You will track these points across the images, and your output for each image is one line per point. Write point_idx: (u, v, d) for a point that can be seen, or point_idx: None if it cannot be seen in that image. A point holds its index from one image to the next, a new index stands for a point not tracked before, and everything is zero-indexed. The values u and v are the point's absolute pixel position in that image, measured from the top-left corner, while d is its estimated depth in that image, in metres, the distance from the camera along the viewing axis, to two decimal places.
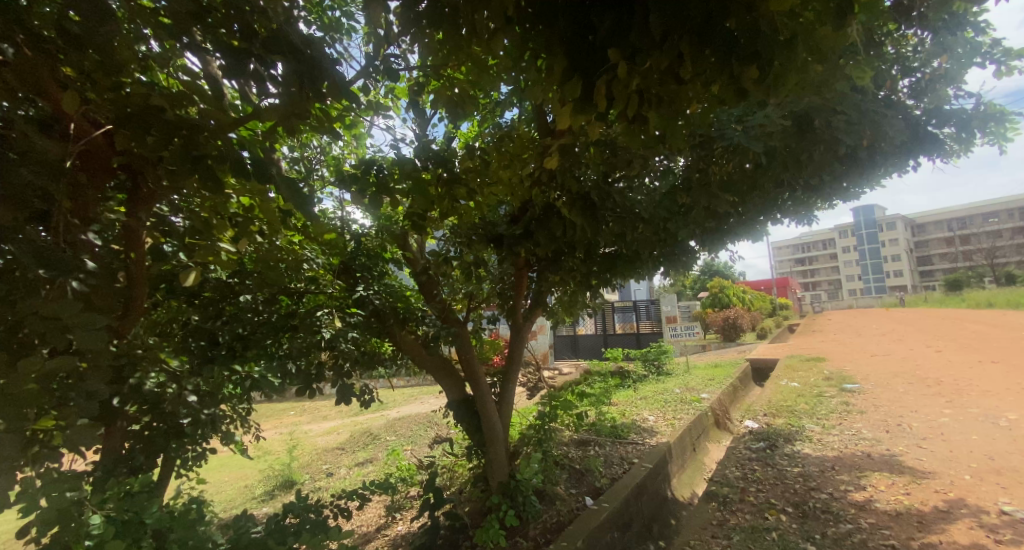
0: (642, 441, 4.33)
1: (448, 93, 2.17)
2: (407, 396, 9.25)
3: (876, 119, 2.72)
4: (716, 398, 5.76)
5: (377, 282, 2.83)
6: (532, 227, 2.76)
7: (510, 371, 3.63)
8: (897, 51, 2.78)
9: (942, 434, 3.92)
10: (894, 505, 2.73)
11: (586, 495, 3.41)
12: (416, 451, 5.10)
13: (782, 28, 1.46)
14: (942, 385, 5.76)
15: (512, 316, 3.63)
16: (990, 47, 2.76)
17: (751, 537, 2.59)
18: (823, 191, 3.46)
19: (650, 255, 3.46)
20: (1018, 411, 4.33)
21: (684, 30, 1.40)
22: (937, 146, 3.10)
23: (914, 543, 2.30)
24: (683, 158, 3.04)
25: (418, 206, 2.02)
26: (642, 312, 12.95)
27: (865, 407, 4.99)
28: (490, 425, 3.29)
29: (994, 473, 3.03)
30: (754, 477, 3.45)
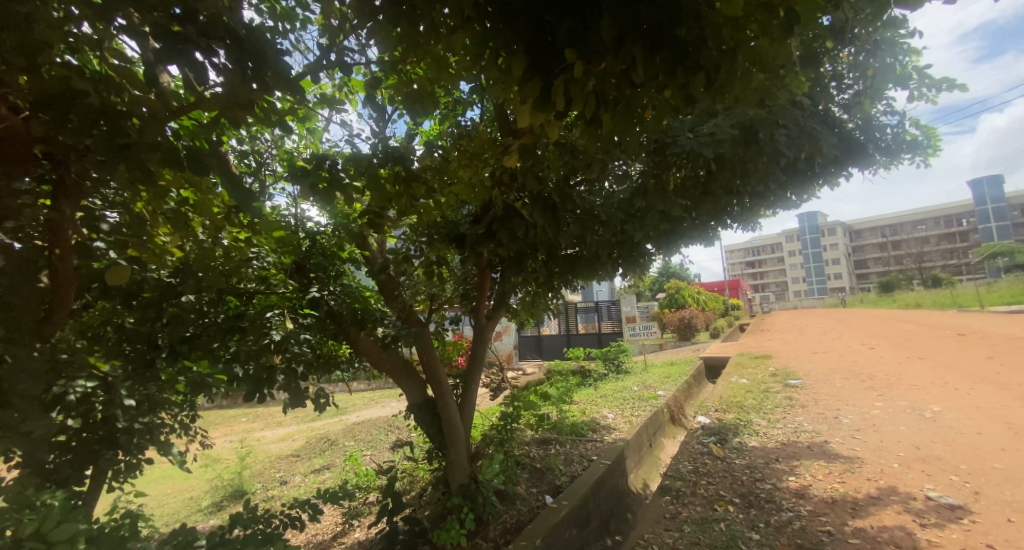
0: (601, 438, 4.42)
1: (407, 89, 2.12)
2: (367, 400, 9.03)
3: (814, 133, 2.91)
4: (672, 395, 5.96)
5: (331, 283, 2.82)
6: (493, 227, 2.77)
7: (472, 372, 3.62)
8: (833, 69, 2.99)
9: (874, 425, 4.24)
10: (830, 492, 2.92)
11: (545, 494, 3.44)
12: (376, 456, 4.98)
13: (727, 39, 1.53)
14: (875, 380, 6.22)
15: (475, 317, 3.64)
16: (913, 69, 3.01)
17: (701, 529, 2.69)
18: (769, 199, 3.67)
19: (610, 257, 3.55)
20: (939, 403, 4.74)
21: (638, 35, 1.44)
22: (867, 159, 3.36)
23: (847, 528, 2.46)
24: (639, 163, 3.16)
25: (374, 204, 1.96)
26: (603, 312, 13.27)
27: (807, 401, 5.32)
28: (452, 426, 3.27)
29: (917, 460, 3.29)
30: (705, 470, 3.59)
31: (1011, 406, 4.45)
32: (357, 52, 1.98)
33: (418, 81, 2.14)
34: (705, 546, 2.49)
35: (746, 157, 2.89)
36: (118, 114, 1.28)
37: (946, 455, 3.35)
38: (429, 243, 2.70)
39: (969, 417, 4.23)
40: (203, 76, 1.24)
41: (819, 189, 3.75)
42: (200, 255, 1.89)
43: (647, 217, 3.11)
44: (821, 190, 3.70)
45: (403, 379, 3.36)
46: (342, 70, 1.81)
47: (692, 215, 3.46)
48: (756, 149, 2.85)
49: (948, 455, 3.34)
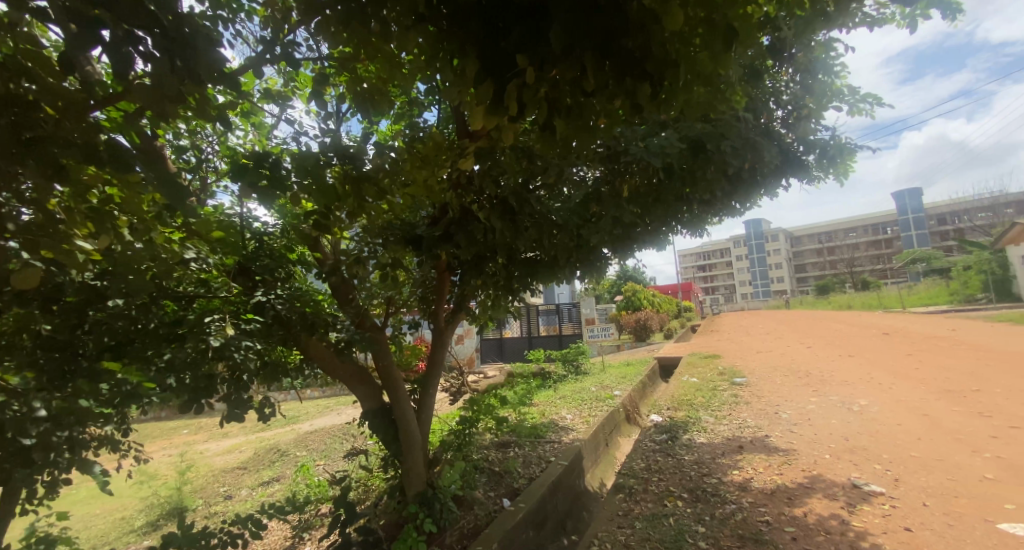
0: (559, 440, 4.47)
1: (357, 88, 2.07)
2: (321, 407, 8.70)
3: (756, 145, 3.08)
4: (628, 395, 6.13)
5: (279, 286, 2.70)
6: (451, 230, 2.74)
7: (431, 377, 3.56)
8: (773, 86, 3.18)
9: (809, 419, 4.54)
10: (769, 483, 3.09)
11: (503, 498, 3.45)
12: (329, 466, 4.80)
13: (673, 52, 1.59)
14: (811, 376, 6.67)
15: (433, 321, 3.58)
16: (843, 89, 3.26)
17: (651, 524, 2.77)
18: (715, 207, 3.86)
19: (567, 261, 3.61)
20: (865, 397, 5.14)
21: (586, 43, 1.48)
22: (803, 171, 3.60)
23: (784, 517, 2.62)
24: (596, 170, 3.24)
25: (321, 206, 1.88)
26: (564, 314, 13.48)
27: (752, 398, 5.61)
28: (408, 432, 3.19)
29: (846, 451, 3.56)
30: (657, 467, 3.71)
31: (926, 399, 4.90)
32: (305, 48, 1.92)
33: (370, 78, 2.07)
34: (655, 541, 2.57)
35: (694, 166, 3.03)
36: (28, 103, 1.18)
37: (871, 445, 3.64)
38: (383, 246, 2.61)
39: (891, 409, 4.62)
40: (126, 65, 1.15)
41: (761, 197, 3.98)
42: (126, 258, 1.74)
43: (602, 221, 3.19)
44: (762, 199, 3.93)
45: (357, 385, 3.23)
46: (289, 64, 1.74)
47: (645, 221, 3.58)
48: (704, 158, 2.98)
49: (872, 445, 3.63)
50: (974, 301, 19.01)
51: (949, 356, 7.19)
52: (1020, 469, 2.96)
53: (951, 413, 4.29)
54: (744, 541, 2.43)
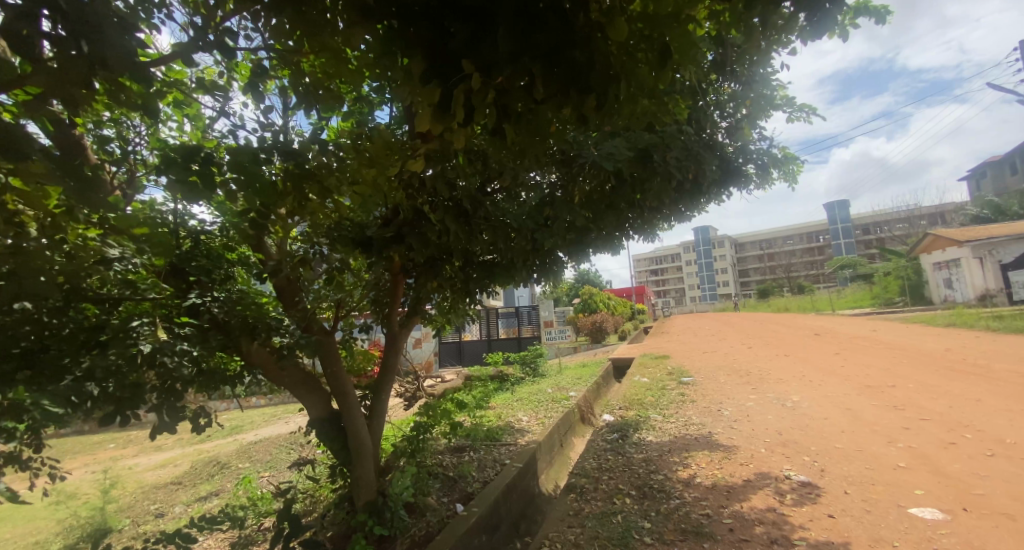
0: (514, 442, 4.48)
1: (300, 82, 1.99)
2: (268, 416, 8.28)
3: (699, 157, 3.25)
4: (583, 396, 6.24)
5: (217, 288, 2.53)
6: (404, 231, 2.68)
7: (383, 382, 3.46)
8: (718, 98, 3.35)
9: (748, 415, 4.80)
10: (711, 478, 3.24)
11: (457, 503, 3.41)
12: (274, 477, 4.56)
13: (617, 64, 1.64)
14: (751, 375, 7.08)
15: (386, 325, 3.48)
16: (780, 103, 3.48)
17: (601, 523, 2.83)
18: (663, 213, 4.01)
19: (524, 265, 3.63)
20: (798, 394, 5.51)
21: (533, 52, 1.50)
22: (744, 180, 3.81)
23: (723, 510, 2.75)
24: (551, 175, 3.29)
25: (258, 205, 1.79)
26: (522, 317, 13.60)
27: (698, 396, 5.87)
28: (359, 441, 3.09)
29: (780, 445, 3.78)
30: (608, 466, 3.80)
31: (850, 394, 5.31)
32: (242, 37, 1.82)
33: (314, 73, 2.00)
34: (602, 539, 2.63)
35: (644, 174, 3.14)
36: None
37: (801, 439, 3.90)
38: (331, 247, 2.50)
39: (819, 404, 4.98)
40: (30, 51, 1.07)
41: (707, 205, 4.18)
42: (32, 257, 1.59)
43: (556, 226, 3.23)
44: (707, 206, 4.13)
45: (304, 392, 3.08)
46: (224, 53, 1.64)
47: (598, 227, 3.66)
48: (652, 169, 3.12)
49: (802, 438, 3.89)
50: (891, 303, 20.94)
51: (870, 354, 7.88)
52: (926, 457, 3.27)
53: (870, 407, 4.68)
54: (686, 534, 2.53)
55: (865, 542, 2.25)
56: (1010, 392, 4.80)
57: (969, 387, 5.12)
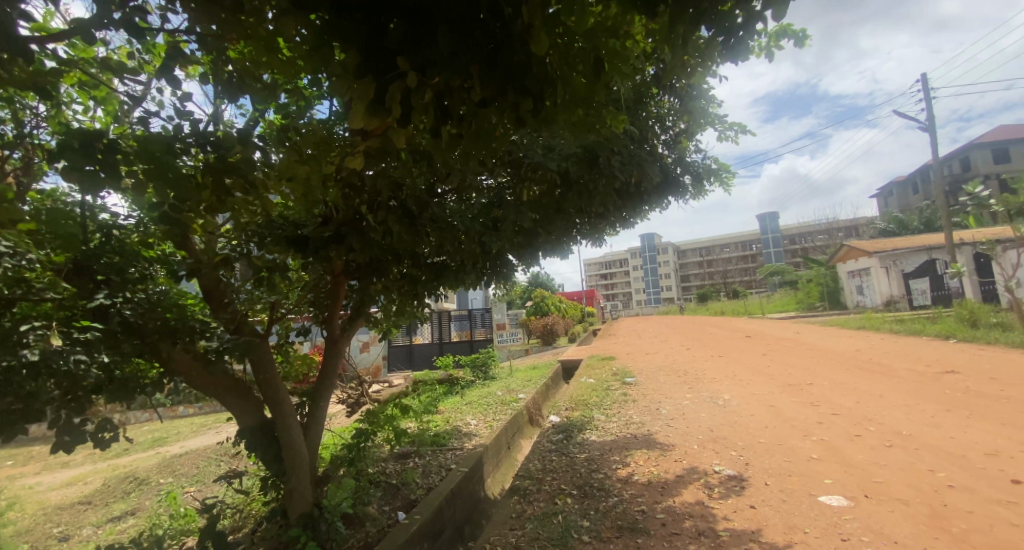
0: (460, 447, 4.43)
1: (224, 70, 1.86)
2: (196, 427, 7.68)
3: (641, 164, 3.38)
4: (532, 398, 6.29)
5: (131, 289, 2.28)
6: (344, 230, 2.56)
7: (322, 387, 3.29)
8: (658, 111, 3.52)
9: (684, 413, 5.04)
10: (647, 476, 3.36)
11: (398, 511, 3.30)
12: (199, 493, 4.24)
13: (551, 72, 1.66)
14: (689, 375, 7.46)
15: (326, 328, 3.32)
16: (714, 118, 3.71)
17: (541, 523, 2.86)
18: (608, 218, 4.15)
19: (473, 268, 3.59)
20: (729, 392, 5.86)
21: (472, 53, 1.48)
22: (681, 189, 4.02)
23: (657, 505, 2.86)
24: (499, 178, 3.29)
25: (173, 199, 1.65)
26: (475, 320, 13.58)
27: (640, 396, 6.09)
28: (294, 450, 2.93)
29: (711, 441, 4.00)
30: (552, 466, 3.85)
31: (774, 392, 5.72)
32: (157, 17, 1.68)
33: (241, 61, 1.88)
34: (542, 540, 2.65)
35: (589, 179, 3.23)
36: None
37: (729, 434, 4.14)
38: (262, 245, 2.34)
39: (748, 402, 5.33)
40: None
41: (648, 212, 4.37)
42: None
43: (504, 228, 3.24)
44: (648, 213, 4.31)
45: (232, 400, 2.86)
46: (133, 33, 1.51)
47: (546, 231, 3.70)
48: (597, 172, 3.21)
49: (731, 434, 4.13)
50: (814, 308, 22.86)
51: (793, 355, 8.55)
52: (835, 449, 3.57)
53: (791, 403, 5.07)
54: (622, 531, 2.60)
55: (780, 530, 2.42)
56: (907, 388, 5.37)
57: (874, 384, 5.68)
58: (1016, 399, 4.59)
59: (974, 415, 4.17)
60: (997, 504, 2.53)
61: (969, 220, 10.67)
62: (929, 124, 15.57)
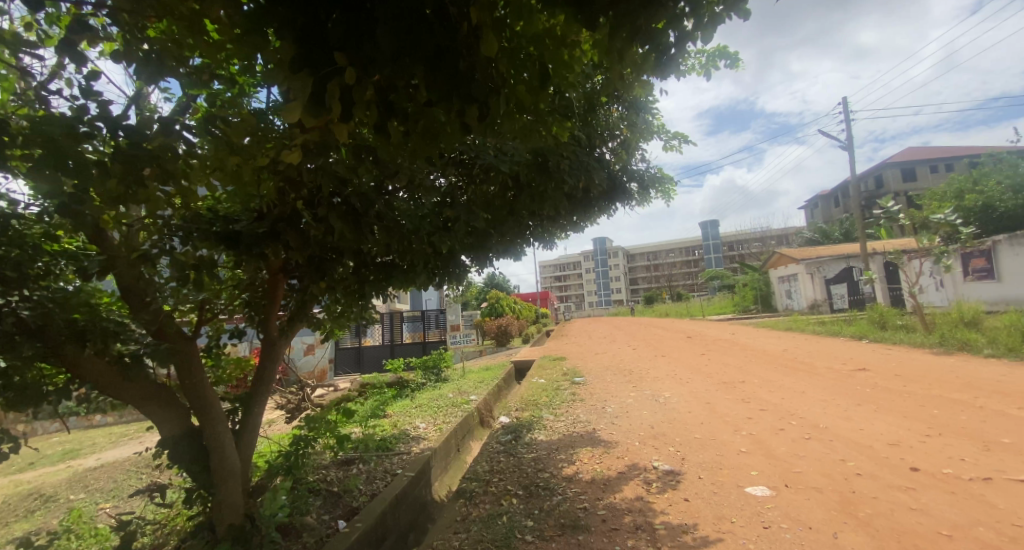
0: (407, 451, 4.34)
1: (144, 51, 1.70)
2: (114, 437, 7.01)
3: (590, 169, 3.48)
4: (482, 399, 6.29)
5: (30, 286, 2.03)
6: (281, 226, 2.41)
7: (257, 393, 3.08)
8: (606, 119, 3.63)
9: (628, 411, 5.22)
10: (591, 473, 3.45)
11: (339, 519, 3.15)
12: (115, 509, 3.87)
13: (497, 79, 1.65)
14: (634, 374, 7.74)
15: (263, 330, 3.14)
16: (657, 128, 3.89)
17: (486, 525, 2.86)
18: (560, 221, 4.22)
19: (424, 268, 3.52)
20: (670, 390, 6.13)
21: (416, 53, 1.45)
22: (627, 195, 4.17)
23: (599, 502, 2.94)
24: (450, 178, 3.25)
25: (78, 187, 1.49)
26: (427, 320, 13.37)
27: (588, 395, 6.25)
28: (224, 459, 2.72)
29: (652, 437, 4.16)
30: (499, 468, 3.86)
31: (711, 389, 6.05)
32: None
33: (161, 41, 1.72)
34: (486, 542, 2.64)
35: (540, 182, 3.27)
36: None
37: (668, 431, 4.33)
38: (188, 239, 2.17)
39: (686, 399, 5.60)
40: None
41: (597, 216, 4.49)
42: None
43: (455, 228, 3.20)
44: (597, 217, 4.43)
45: (153, 408, 2.59)
46: (31, 2, 1.35)
47: (498, 232, 3.71)
48: (548, 175, 3.26)
49: (670, 430, 4.32)
50: (751, 310, 24.45)
51: (729, 354, 9.11)
52: (762, 442, 3.83)
53: (725, 400, 5.39)
54: (564, 529, 2.65)
55: (710, 521, 2.56)
56: (826, 384, 5.86)
57: (798, 381, 6.16)
58: (915, 393, 5.13)
59: (880, 408, 4.62)
60: (898, 490, 2.81)
61: (880, 232, 11.85)
62: (849, 144, 17.13)
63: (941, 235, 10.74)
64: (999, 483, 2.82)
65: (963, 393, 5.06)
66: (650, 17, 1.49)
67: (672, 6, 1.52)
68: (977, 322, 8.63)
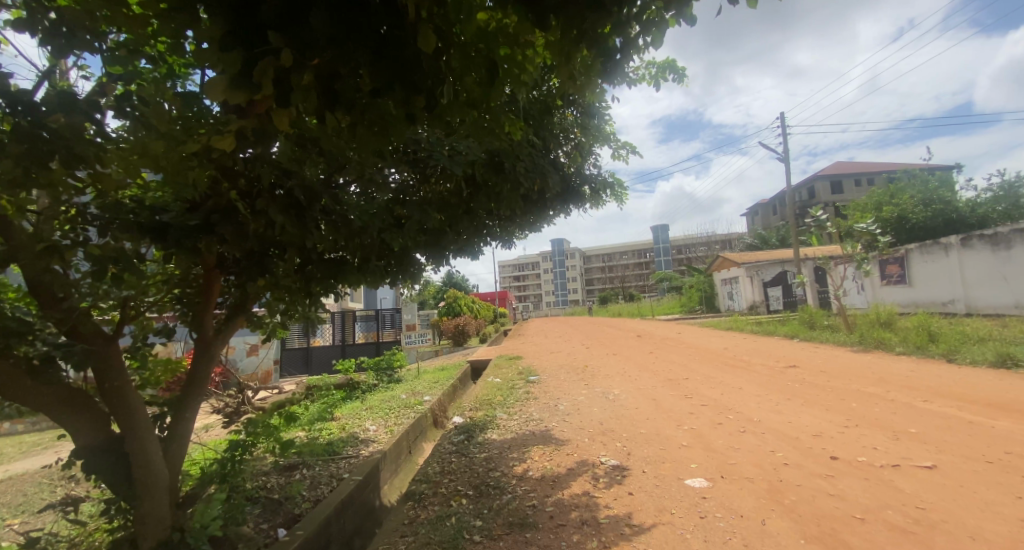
0: (356, 455, 4.21)
1: (48, 19, 1.53)
2: (21, 448, 6.30)
3: (544, 171, 3.52)
4: (436, 399, 6.22)
5: None
6: (215, 218, 2.24)
7: (189, 397, 2.84)
8: (561, 122, 3.69)
9: (579, 409, 5.34)
10: (541, 471, 3.49)
11: (279, 527, 3.00)
12: (19, 527, 3.49)
13: (444, 71, 1.61)
14: (587, 372, 7.93)
15: (197, 329, 2.92)
16: (609, 134, 4.00)
17: (434, 527, 2.82)
18: (517, 222, 4.24)
19: (376, 266, 3.42)
20: (620, 388, 6.33)
21: (357, 40, 1.40)
22: (580, 198, 4.26)
23: (547, 499, 2.98)
24: (403, 174, 3.18)
25: None
26: (382, 319, 13.04)
27: (541, 393, 6.33)
28: (150, 469, 2.47)
29: (600, 433, 4.28)
30: (450, 468, 3.82)
31: (658, 386, 6.30)
32: None
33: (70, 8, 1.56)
34: (433, 543, 2.61)
35: (494, 182, 3.26)
36: None
37: (616, 427, 4.47)
38: (106, 230, 1.98)
39: (635, 396, 5.81)
40: None
41: (552, 217, 4.55)
42: None
43: (407, 226, 3.12)
44: (551, 218, 4.50)
45: (65, 415, 2.33)
46: None
47: (453, 230, 3.67)
48: (503, 177, 3.26)
49: (618, 426, 4.47)
50: (697, 311, 25.72)
51: (675, 353, 9.53)
52: (702, 436, 4.03)
53: (670, 396, 5.63)
54: (512, 527, 2.67)
55: (651, 513, 2.66)
56: (761, 380, 6.26)
57: (737, 377, 6.54)
58: (837, 388, 5.60)
59: (807, 402, 5.01)
60: (819, 477, 3.05)
61: (811, 239, 12.84)
62: (786, 157, 18.42)
63: (862, 243, 11.78)
64: (904, 469, 3.14)
65: (877, 387, 5.58)
66: (596, 23, 1.54)
67: (617, 14, 1.58)
68: (891, 323, 9.53)
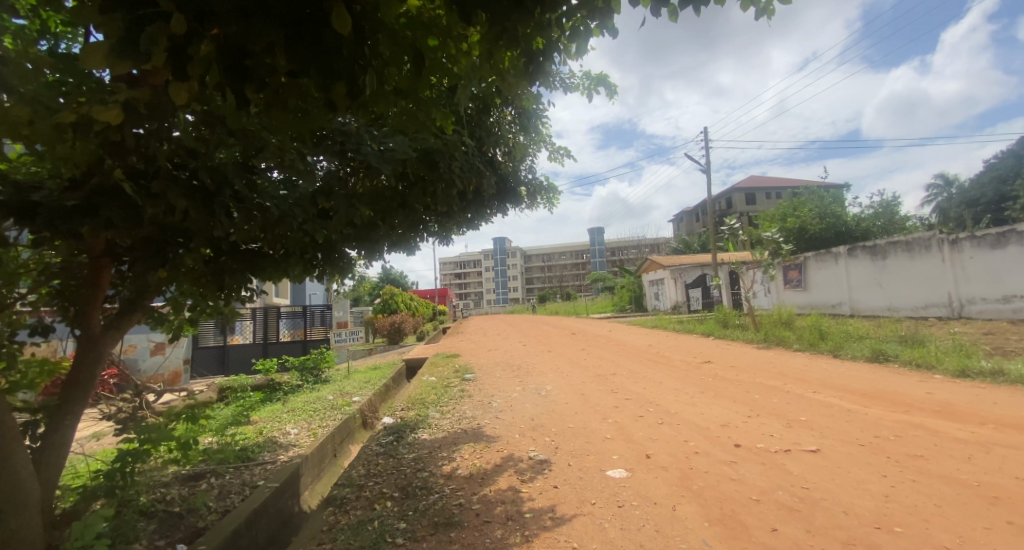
0: (272, 460, 3.95)
1: None
2: None
3: (479, 170, 3.52)
4: (365, 400, 5.99)
5: None
6: (101, 200, 1.97)
7: (70, 402, 2.47)
8: (496, 121, 3.69)
9: (511, 405, 5.40)
10: (469, 469, 3.49)
11: (178, 543, 2.71)
12: None
13: (366, 58, 1.54)
14: (521, 369, 8.04)
15: (80, 325, 2.57)
16: (543, 137, 4.09)
17: (354, 532, 2.72)
18: (453, 220, 4.19)
19: (299, 259, 3.22)
20: (552, 384, 6.49)
21: (267, 16, 1.29)
22: (515, 198, 4.30)
23: (473, 497, 2.98)
24: (329, 163, 3.01)
25: None
26: (310, 317, 12.34)
27: (475, 392, 6.33)
28: (16, 485, 2.12)
29: (530, 429, 4.36)
30: (376, 470, 3.70)
31: (588, 382, 6.54)
32: None
33: None
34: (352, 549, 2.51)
35: (428, 178, 3.20)
36: None
37: (546, 422, 4.58)
38: None
39: (565, 392, 5.98)
40: None
41: (488, 216, 4.56)
42: None
43: (333, 218, 2.97)
44: (487, 216, 4.51)
45: None
46: None
47: (385, 223, 3.53)
48: (437, 174, 3.21)
49: (547, 422, 4.58)
50: (628, 310, 27.03)
51: (605, 350, 9.96)
52: (624, 428, 4.25)
53: (598, 392, 5.87)
54: (436, 527, 2.64)
55: (574, 504, 2.76)
56: (680, 375, 6.73)
57: (659, 373, 6.97)
58: (744, 382, 6.15)
59: (718, 395, 5.45)
60: (724, 464, 3.32)
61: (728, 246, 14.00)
62: (711, 170, 19.96)
63: (770, 250, 13.05)
64: (794, 453, 3.52)
65: (777, 380, 6.20)
66: (522, 24, 1.55)
67: (541, 18, 1.60)
68: (790, 322, 10.63)
